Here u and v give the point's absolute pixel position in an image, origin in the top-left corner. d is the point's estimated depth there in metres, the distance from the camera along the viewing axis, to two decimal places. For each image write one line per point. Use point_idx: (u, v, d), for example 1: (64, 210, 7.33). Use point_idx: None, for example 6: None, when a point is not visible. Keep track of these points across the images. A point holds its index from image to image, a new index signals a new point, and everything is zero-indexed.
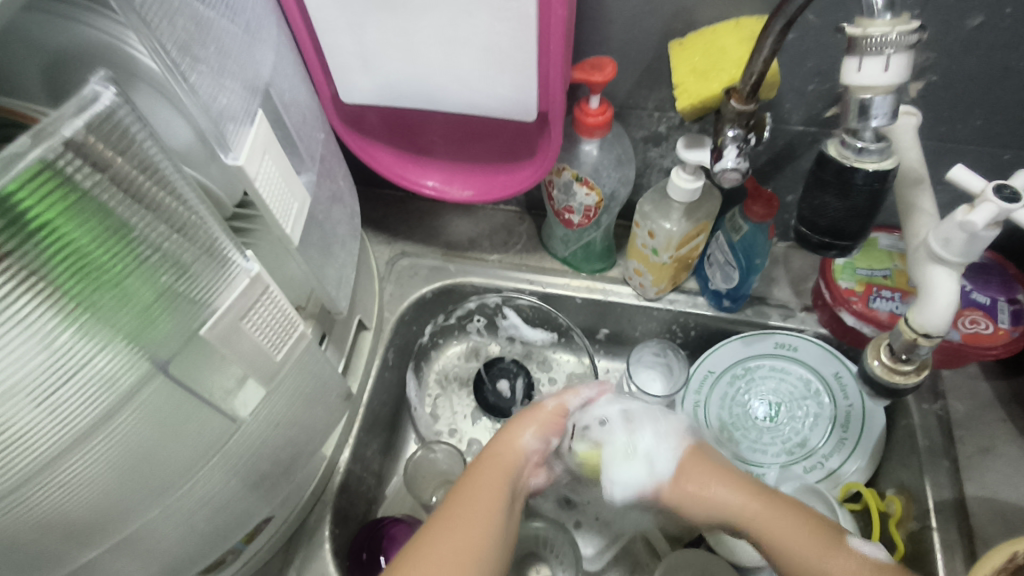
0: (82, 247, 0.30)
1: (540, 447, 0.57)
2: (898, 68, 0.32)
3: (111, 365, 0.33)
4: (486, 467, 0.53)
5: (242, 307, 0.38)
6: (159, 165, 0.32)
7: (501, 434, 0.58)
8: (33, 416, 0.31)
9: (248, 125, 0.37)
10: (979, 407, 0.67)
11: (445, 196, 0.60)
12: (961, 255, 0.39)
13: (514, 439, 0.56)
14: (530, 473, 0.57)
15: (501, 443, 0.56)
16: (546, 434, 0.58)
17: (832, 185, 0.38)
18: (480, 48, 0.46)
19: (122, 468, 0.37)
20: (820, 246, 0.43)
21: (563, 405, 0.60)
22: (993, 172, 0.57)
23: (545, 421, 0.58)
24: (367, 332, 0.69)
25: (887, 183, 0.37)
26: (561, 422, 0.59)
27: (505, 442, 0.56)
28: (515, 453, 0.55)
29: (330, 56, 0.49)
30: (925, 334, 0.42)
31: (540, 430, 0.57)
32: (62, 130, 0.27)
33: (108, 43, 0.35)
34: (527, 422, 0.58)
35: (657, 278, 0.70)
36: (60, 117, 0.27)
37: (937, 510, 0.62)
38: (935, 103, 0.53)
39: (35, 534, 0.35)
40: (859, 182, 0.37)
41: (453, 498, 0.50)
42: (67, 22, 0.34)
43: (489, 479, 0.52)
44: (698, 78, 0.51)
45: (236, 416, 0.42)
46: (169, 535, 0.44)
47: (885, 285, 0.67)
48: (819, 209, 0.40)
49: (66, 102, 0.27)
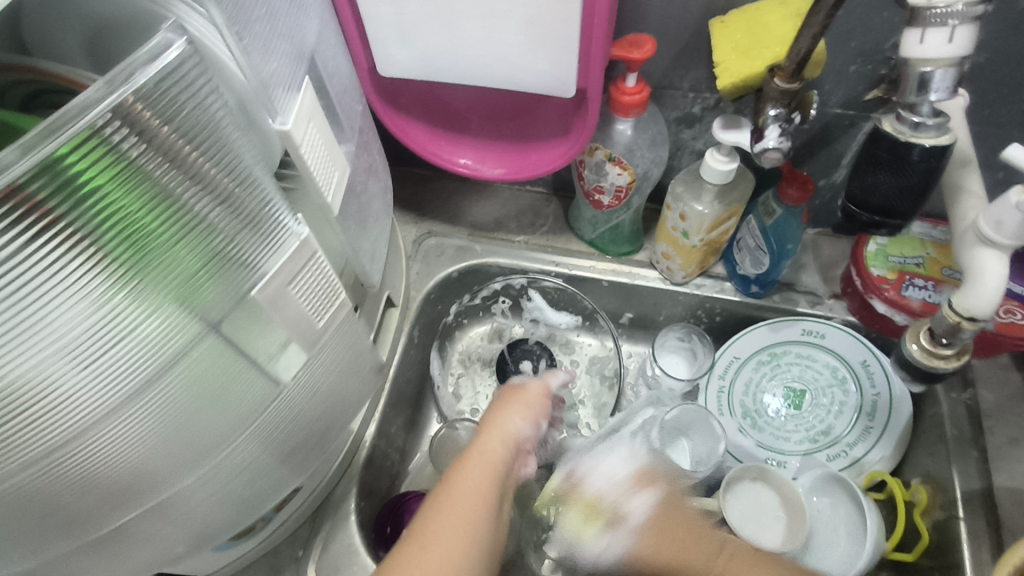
0: (130, 213, 0.29)
1: (528, 432, 0.54)
2: (962, 40, 0.32)
3: (157, 329, 0.33)
4: (472, 453, 0.50)
5: (289, 271, 0.38)
6: (220, 125, 0.32)
7: (485, 419, 0.55)
8: (77, 377, 0.31)
9: (294, 93, 0.37)
10: (1010, 397, 0.66)
11: (478, 174, 0.60)
12: (1013, 238, 0.39)
13: (502, 424, 0.53)
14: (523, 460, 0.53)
15: (488, 429, 0.53)
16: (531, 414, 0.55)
17: (886, 162, 0.38)
18: (522, 22, 0.46)
19: (164, 433, 0.37)
20: (868, 224, 0.43)
21: (546, 387, 0.59)
22: None
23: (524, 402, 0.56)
24: (394, 309, 0.69)
25: (944, 159, 0.37)
26: (544, 405, 0.57)
27: (494, 428, 0.53)
28: (498, 437, 0.52)
29: (369, 27, 0.49)
30: (970, 318, 0.41)
31: (527, 413, 0.55)
32: (111, 97, 0.27)
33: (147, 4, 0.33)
34: (509, 405, 0.55)
35: (685, 262, 0.70)
36: (108, 85, 0.27)
37: (964, 500, 0.62)
38: (981, 85, 0.52)
39: (80, 494, 0.36)
40: (914, 158, 0.37)
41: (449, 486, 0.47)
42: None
43: (482, 474, 0.48)
44: (740, 57, 0.50)
45: (279, 379, 0.42)
46: (209, 499, 0.44)
47: (917, 273, 0.66)
48: (871, 187, 0.40)
49: (112, 68, 0.27)
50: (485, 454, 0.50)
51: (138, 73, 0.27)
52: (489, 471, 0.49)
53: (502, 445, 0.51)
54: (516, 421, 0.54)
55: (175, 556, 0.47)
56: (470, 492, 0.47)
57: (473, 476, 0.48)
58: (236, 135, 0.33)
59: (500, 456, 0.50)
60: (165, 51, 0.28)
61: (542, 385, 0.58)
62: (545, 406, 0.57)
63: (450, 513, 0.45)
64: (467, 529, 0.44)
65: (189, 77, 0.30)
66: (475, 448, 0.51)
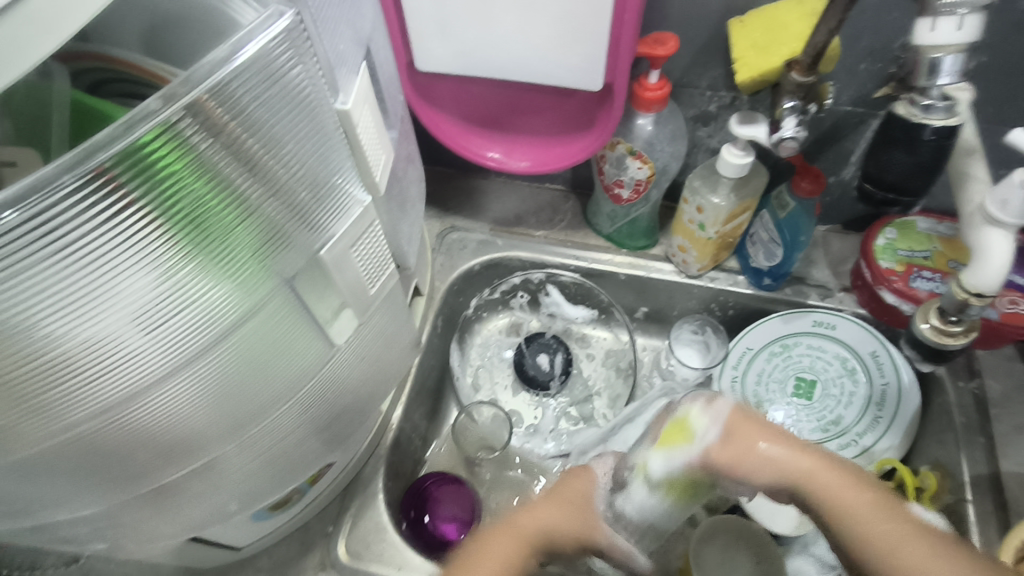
0: (199, 191, 0.31)
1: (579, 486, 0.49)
2: (971, 27, 0.34)
3: (218, 299, 0.34)
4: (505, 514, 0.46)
5: (352, 236, 0.40)
6: (292, 98, 0.33)
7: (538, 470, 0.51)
8: (141, 344, 0.32)
9: (354, 76, 0.40)
10: (1016, 386, 0.69)
11: (506, 167, 0.63)
12: (1017, 217, 0.41)
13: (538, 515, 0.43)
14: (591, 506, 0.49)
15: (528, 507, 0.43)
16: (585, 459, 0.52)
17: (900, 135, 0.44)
18: (555, 19, 0.49)
19: (217, 402, 0.38)
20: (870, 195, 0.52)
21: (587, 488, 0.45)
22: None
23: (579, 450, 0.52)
24: (421, 298, 0.72)
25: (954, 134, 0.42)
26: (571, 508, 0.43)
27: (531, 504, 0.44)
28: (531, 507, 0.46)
29: (411, 23, 0.52)
30: (977, 294, 0.44)
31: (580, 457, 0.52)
32: (187, 95, 0.28)
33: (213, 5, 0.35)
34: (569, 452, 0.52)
35: (700, 254, 0.72)
36: (186, 83, 0.28)
37: (973, 483, 0.64)
38: (986, 83, 0.55)
39: (138, 458, 0.37)
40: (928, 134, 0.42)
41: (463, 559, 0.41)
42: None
43: (502, 553, 0.41)
44: (759, 52, 0.53)
45: (332, 343, 0.43)
46: (257, 466, 0.45)
47: (925, 266, 0.69)
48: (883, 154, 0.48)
49: (192, 69, 0.28)
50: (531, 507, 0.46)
51: (214, 72, 0.29)
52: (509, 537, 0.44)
53: (518, 544, 0.41)
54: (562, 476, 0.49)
55: (227, 517, 0.48)
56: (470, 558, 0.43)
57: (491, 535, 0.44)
58: (294, 128, 0.34)
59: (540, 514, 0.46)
60: (248, 41, 0.30)
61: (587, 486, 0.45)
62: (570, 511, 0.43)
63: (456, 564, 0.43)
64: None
65: (263, 74, 0.31)
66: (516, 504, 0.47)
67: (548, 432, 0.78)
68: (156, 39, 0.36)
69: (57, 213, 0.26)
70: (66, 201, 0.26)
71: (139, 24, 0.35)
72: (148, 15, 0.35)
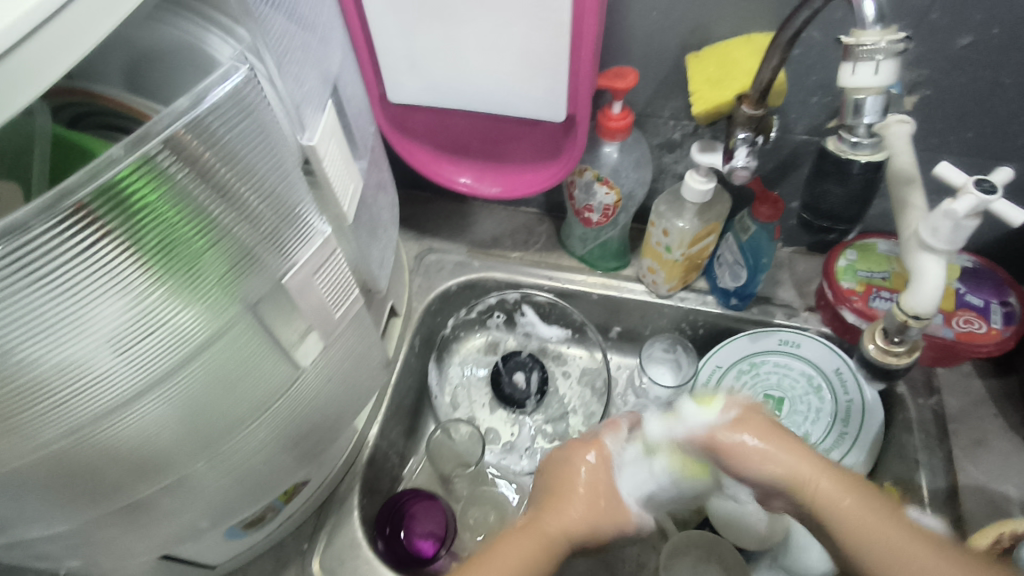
0: (171, 220, 0.32)
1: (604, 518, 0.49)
2: (887, 72, 0.38)
3: (187, 321, 0.36)
4: (533, 523, 0.48)
5: (315, 263, 0.41)
6: (262, 132, 0.36)
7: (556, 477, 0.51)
8: (113, 363, 0.34)
9: (320, 113, 0.43)
10: (973, 402, 0.71)
11: (477, 192, 0.66)
12: (949, 243, 0.44)
13: (567, 508, 0.48)
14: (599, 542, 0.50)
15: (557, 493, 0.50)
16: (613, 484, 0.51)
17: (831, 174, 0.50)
18: (518, 55, 0.52)
19: (187, 419, 0.39)
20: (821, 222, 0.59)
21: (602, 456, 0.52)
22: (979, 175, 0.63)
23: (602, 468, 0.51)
24: (397, 318, 0.74)
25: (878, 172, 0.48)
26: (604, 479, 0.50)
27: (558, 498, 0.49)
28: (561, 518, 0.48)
29: (382, 59, 0.55)
30: (914, 315, 0.46)
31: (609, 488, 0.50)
32: (162, 131, 0.30)
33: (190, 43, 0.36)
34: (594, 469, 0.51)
35: (668, 275, 0.75)
36: (162, 121, 0.30)
37: (931, 498, 0.65)
38: (929, 114, 0.59)
39: (110, 471, 0.39)
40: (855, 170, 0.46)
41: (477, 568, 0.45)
42: (156, 25, 0.36)
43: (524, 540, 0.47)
44: (713, 87, 0.56)
45: (297, 365, 0.45)
46: (224, 484, 0.47)
47: (884, 287, 0.71)
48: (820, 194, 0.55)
49: (170, 105, 0.30)
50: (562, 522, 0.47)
51: (194, 108, 0.31)
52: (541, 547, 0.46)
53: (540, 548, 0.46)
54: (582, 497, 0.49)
55: (197, 533, 0.49)
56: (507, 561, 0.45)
57: (526, 543, 0.46)
58: (266, 161, 0.36)
59: (569, 529, 0.47)
60: (224, 81, 0.32)
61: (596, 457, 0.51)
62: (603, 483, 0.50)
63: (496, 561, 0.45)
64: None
65: (239, 106, 0.33)
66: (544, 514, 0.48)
67: (523, 449, 0.79)
68: (137, 73, 0.38)
69: (38, 247, 0.28)
70: (46, 236, 0.28)
71: (121, 60, 0.37)
72: (128, 51, 0.36)
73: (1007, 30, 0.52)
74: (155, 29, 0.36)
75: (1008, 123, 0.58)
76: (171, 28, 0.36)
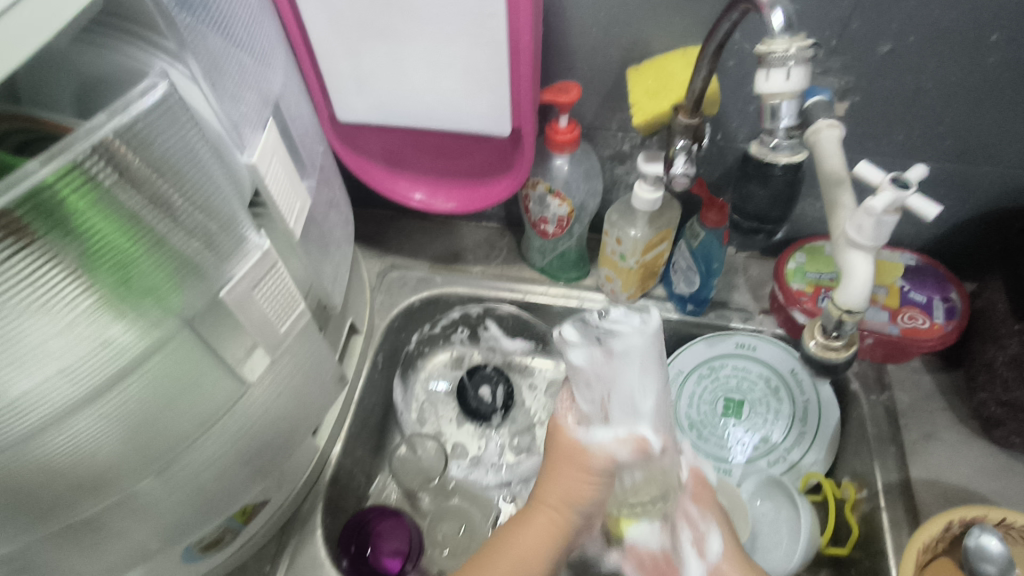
0: (100, 231, 0.33)
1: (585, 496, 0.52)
2: (797, 78, 0.41)
3: (120, 332, 0.36)
4: (535, 524, 0.52)
5: (253, 277, 0.42)
6: (195, 146, 0.37)
7: (542, 483, 0.53)
8: (48, 376, 0.34)
9: (261, 131, 0.44)
10: (924, 396, 0.73)
11: (432, 208, 0.68)
12: (874, 239, 0.46)
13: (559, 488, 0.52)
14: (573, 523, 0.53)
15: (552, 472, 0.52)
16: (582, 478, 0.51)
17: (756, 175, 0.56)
18: (459, 71, 0.53)
19: (128, 433, 0.40)
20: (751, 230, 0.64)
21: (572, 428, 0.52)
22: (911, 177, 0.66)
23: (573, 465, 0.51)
24: (358, 336, 0.74)
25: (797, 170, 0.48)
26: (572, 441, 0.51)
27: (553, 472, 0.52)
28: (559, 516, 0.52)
29: (330, 78, 0.56)
30: (848, 310, 0.48)
31: (579, 473, 0.51)
32: (92, 137, 0.31)
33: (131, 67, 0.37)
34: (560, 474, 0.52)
35: (626, 283, 0.76)
36: (91, 129, 0.31)
37: (886, 491, 0.66)
38: (860, 119, 0.62)
39: (50, 489, 0.38)
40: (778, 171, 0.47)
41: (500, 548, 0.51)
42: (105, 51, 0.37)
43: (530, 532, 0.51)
44: (651, 98, 0.57)
45: (243, 380, 0.45)
46: (174, 502, 0.46)
47: (831, 287, 0.74)
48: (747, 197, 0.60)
49: (96, 113, 0.31)
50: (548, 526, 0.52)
51: (119, 118, 0.32)
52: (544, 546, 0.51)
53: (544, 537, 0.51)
54: (569, 483, 0.51)
55: (148, 558, 0.49)
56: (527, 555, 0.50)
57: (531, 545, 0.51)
58: (198, 170, 0.37)
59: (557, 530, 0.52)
60: (147, 95, 0.33)
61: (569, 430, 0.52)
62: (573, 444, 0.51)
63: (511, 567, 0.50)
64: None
65: (167, 118, 0.34)
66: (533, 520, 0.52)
67: (490, 463, 0.79)
68: (85, 98, 0.38)
69: None
70: None
71: (69, 88, 0.38)
72: (76, 79, 0.38)
73: (923, 37, 0.55)
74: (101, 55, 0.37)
75: (934, 125, 0.62)
76: (118, 55, 0.37)
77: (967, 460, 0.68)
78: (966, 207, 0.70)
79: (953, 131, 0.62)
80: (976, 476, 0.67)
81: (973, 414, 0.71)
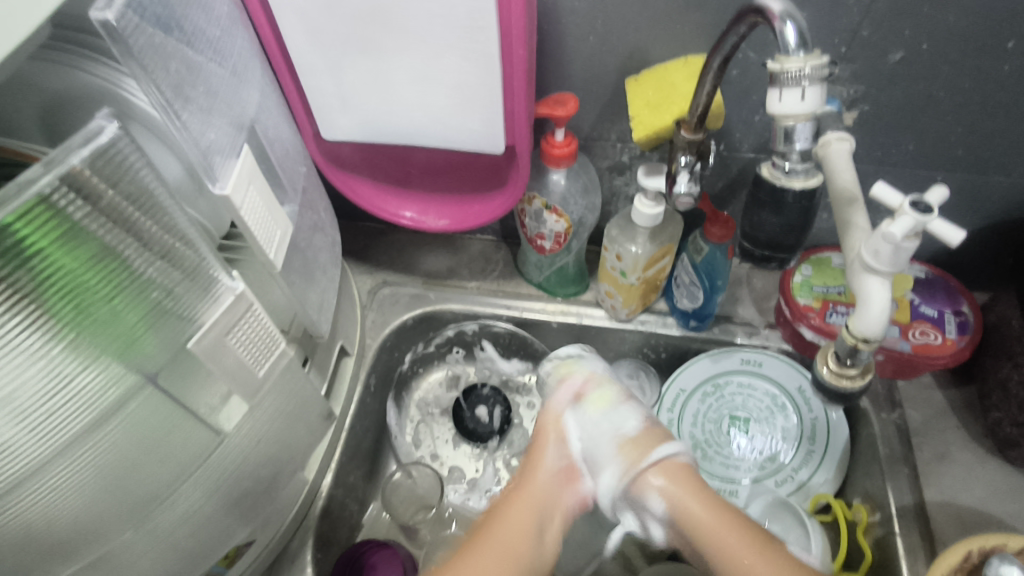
0: (71, 275, 0.31)
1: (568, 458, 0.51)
2: (813, 98, 0.38)
3: (94, 380, 0.34)
4: (520, 495, 0.48)
5: (226, 323, 0.39)
6: (153, 188, 0.33)
7: (526, 461, 0.53)
8: (11, 433, 0.31)
9: (234, 158, 0.41)
10: (935, 414, 0.70)
11: (422, 225, 0.64)
12: (891, 265, 0.43)
13: (539, 461, 0.51)
14: (567, 488, 0.50)
15: (528, 467, 0.51)
16: (565, 448, 0.52)
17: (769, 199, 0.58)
18: (449, 87, 0.50)
19: (98, 488, 0.37)
20: (759, 255, 0.77)
21: (559, 407, 0.54)
22: (915, 188, 0.64)
23: (555, 434, 0.53)
24: (348, 358, 0.71)
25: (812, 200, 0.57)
26: (566, 425, 0.53)
27: (531, 467, 0.51)
28: (544, 481, 0.49)
29: (312, 96, 0.54)
30: (864, 339, 0.45)
31: (559, 444, 0.52)
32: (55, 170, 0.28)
33: (98, 84, 0.39)
34: (546, 441, 0.52)
35: (627, 299, 0.73)
36: (37, 169, 0.28)
37: (899, 515, 0.63)
38: (870, 129, 0.60)
39: (13, 553, 0.35)
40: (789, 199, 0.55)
41: (489, 517, 0.47)
42: (70, 69, 0.38)
43: (513, 510, 0.47)
44: (652, 110, 0.55)
45: (219, 430, 0.43)
46: (150, 559, 0.43)
47: (840, 301, 0.71)
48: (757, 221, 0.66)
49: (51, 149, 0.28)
50: (531, 492, 0.49)
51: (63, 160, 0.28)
52: (537, 514, 0.47)
53: (532, 510, 0.47)
54: (556, 455, 0.51)
55: None
56: (516, 526, 0.46)
57: (522, 508, 0.47)
58: (176, 202, 0.35)
59: (549, 493, 0.49)
60: (94, 139, 0.29)
61: (555, 408, 0.55)
62: (565, 426, 0.53)
63: (496, 548, 0.44)
64: (511, 564, 0.43)
65: (121, 162, 0.31)
66: (520, 490, 0.49)
67: (486, 488, 0.76)
68: (50, 121, 0.40)
69: None
70: None
71: (38, 110, 0.39)
72: (41, 97, 0.39)
73: (937, 45, 0.52)
74: (65, 74, 0.38)
75: (946, 135, 0.59)
76: (75, 70, 0.38)
77: (983, 482, 0.65)
78: (978, 218, 0.67)
79: (965, 141, 0.59)
80: (992, 499, 0.64)
81: (987, 434, 0.68)
